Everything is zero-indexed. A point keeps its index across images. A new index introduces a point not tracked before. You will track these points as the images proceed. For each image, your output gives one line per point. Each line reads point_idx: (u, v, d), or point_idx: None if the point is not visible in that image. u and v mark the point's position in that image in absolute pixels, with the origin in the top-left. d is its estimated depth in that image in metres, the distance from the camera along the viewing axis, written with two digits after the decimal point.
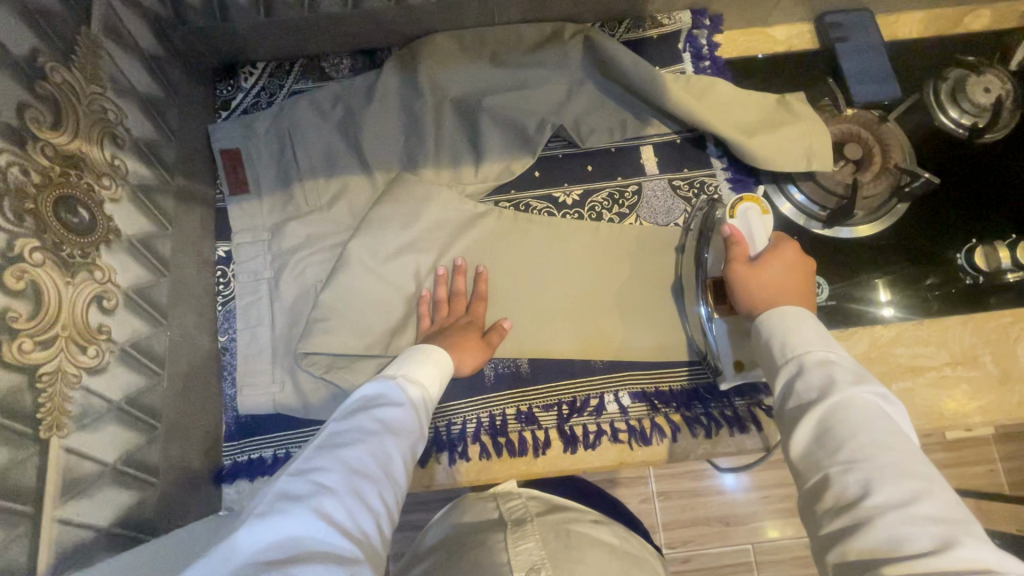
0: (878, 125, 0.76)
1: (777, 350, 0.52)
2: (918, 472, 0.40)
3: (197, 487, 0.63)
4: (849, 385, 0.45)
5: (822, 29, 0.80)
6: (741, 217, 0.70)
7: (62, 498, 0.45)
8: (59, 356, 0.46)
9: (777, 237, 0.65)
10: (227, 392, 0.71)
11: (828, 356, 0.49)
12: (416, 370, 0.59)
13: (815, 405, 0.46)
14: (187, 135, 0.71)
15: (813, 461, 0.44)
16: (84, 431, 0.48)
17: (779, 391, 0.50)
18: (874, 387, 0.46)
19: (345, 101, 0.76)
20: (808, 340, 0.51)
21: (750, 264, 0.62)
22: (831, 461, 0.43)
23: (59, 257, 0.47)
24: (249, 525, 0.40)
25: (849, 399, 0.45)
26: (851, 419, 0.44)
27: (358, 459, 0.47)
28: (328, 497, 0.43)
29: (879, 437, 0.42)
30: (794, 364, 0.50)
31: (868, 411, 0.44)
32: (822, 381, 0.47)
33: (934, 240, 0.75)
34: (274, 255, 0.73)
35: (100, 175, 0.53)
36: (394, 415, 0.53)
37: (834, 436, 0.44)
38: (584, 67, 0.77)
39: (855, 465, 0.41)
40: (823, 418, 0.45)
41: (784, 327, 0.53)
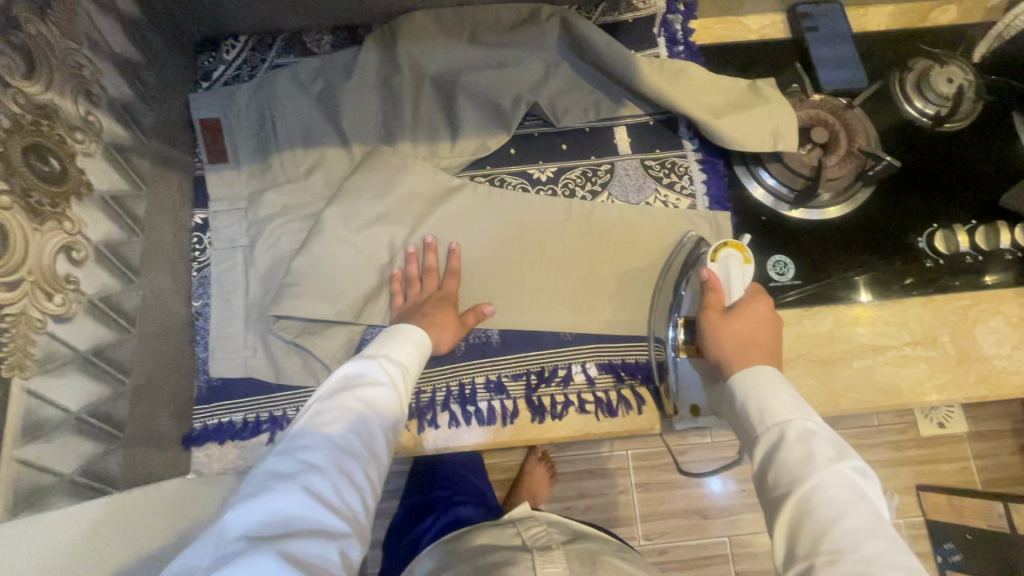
0: (845, 109, 0.77)
1: (757, 419, 0.52)
2: (902, 566, 0.41)
3: (165, 448, 0.64)
4: (830, 463, 0.46)
5: (794, 18, 0.83)
6: (720, 263, 0.68)
7: (23, 438, 0.46)
8: (25, 299, 0.47)
9: (754, 288, 0.67)
10: (198, 356, 0.70)
11: (806, 424, 0.50)
12: (396, 351, 0.59)
13: (796, 486, 0.46)
14: (165, 102, 0.72)
15: (797, 549, 0.44)
16: (48, 375, 0.49)
17: (758, 459, 0.51)
18: (852, 463, 0.46)
19: (325, 75, 0.77)
20: (786, 406, 0.52)
21: (724, 313, 0.64)
22: (817, 551, 0.43)
23: (28, 203, 0.47)
24: (240, 505, 0.42)
25: (829, 478, 0.45)
26: (831, 502, 0.44)
27: (343, 439, 0.48)
28: (314, 476, 0.44)
29: (861, 524, 0.43)
30: (774, 432, 0.50)
31: (848, 493, 0.45)
32: (804, 454, 0.47)
33: (897, 224, 0.77)
34: (250, 224, 0.73)
35: (73, 129, 0.54)
36: (376, 393, 0.53)
37: (816, 524, 0.44)
38: (560, 48, 0.79)
39: (841, 556, 0.42)
40: (805, 502, 0.45)
41: (760, 389, 0.54)
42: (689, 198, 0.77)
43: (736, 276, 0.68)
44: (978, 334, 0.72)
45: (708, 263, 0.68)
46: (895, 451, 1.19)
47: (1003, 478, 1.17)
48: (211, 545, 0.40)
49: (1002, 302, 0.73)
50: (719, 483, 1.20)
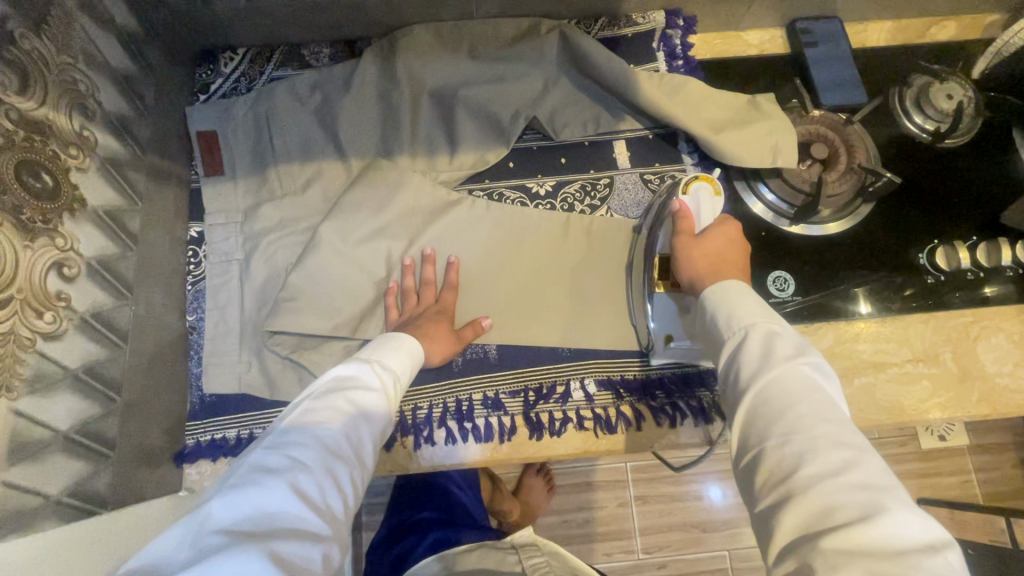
0: (845, 126, 0.77)
1: (722, 321, 0.52)
2: (852, 445, 0.40)
3: (156, 466, 0.63)
4: (789, 359, 0.46)
5: (793, 34, 0.83)
6: (691, 194, 0.68)
7: (10, 460, 0.45)
8: (15, 317, 0.46)
9: (723, 216, 0.67)
10: (192, 371, 0.69)
11: (772, 327, 0.49)
12: (389, 358, 0.58)
13: (753, 379, 0.46)
14: (162, 115, 0.71)
15: (753, 435, 0.44)
16: (37, 395, 0.48)
17: (724, 359, 0.50)
18: (811, 359, 0.46)
19: (323, 88, 0.77)
20: (752, 310, 0.51)
21: (694, 236, 0.63)
22: (768, 434, 0.43)
23: (18, 220, 0.47)
24: (223, 497, 0.40)
25: (787, 372, 0.45)
26: (788, 391, 0.44)
27: (333, 439, 0.47)
28: (302, 474, 0.43)
29: (813, 408, 0.43)
30: (738, 334, 0.50)
31: (804, 385, 0.44)
32: (765, 353, 0.47)
33: (898, 240, 0.76)
34: (246, 237, 0.73)
35: (67, 144, 0.54)
36: (368, 398, 0.52)
37: (769, 409, 0.44)
38: (559, 62, 0.79)
39: (791, 437, 0.42)
40: (762, 394, 0.45)
41: (729, 294, 0.54)
42: None
43: (706, 207, 0.68)
44: (980, 351, 0.72)
45: (677, 195, 0.69)
46: (896, 463, 1.18)
47: (1004, 492, 1.16)
48: (190, 536, 0.38)
49: (1003, 319, 0.73)
50: (720, 495, 1.18)
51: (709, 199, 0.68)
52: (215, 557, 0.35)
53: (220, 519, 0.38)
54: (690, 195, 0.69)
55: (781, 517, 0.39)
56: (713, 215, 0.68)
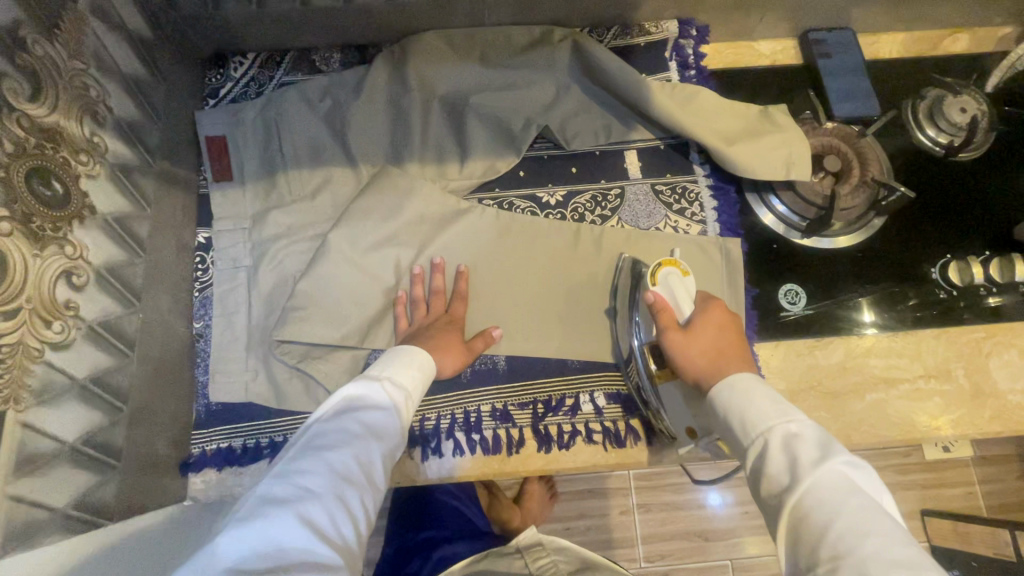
0: (858, 138, 0.76)
1: (740, 430, 0.50)
2: (910, 561, 0.37)
3: (161, 476, 0.62)
4: (818, 462, 0.43)
5: (806, 45, 0.82)
6: (662, 283, 0.63)
7: (17, 473, 0.44)
8: (23, 327, 0.45)
9: (702, 298, 0.63)
10: (198, 379, 0.69)
11: (789, 426, 0.47)
12: (400, 374, 0.57)
13: (788, 493, 0.43)
14: (172, 119, 0.71)
15: (802, 562, 0.41)
16: (45, 406, 0.47)
17: (751, 466, 0.48)
18: (840, 456, 0.43)
19: (333, 94, 0.76)
20: (764, 410, 0.49)
21: (684, 331, 0.59)
22: (817, 560, 0.40)
23: (29, 228, 0.46)
24: (234, 528, 0.39)
25: (819, 478, 0.43)
26: (823, 503, 0.41)
27: (343, 464, 0.47)
28: (312, 504, 0.42)
29: (857, 522, 0.40)
30: (757, 444, 0.48)
31: (840, 490, 0.42)
32: (791, 460, 0.45)
33: (911, 255, 0.75)
34: (254, 244, 0.72)
35: (78, 151, 0.53)
36: (378, 419, 0.52)
37: (812, 530, 0.41)
38: (571, 70, 0.78)
39: (842, 566, 0.39)
40: (799, 506, 0.43)
41: (737, 400, 0.51)
42: (699, 225, 0.76)
43: (681, 292, 0.63)
44: (992, 367, 0.71)
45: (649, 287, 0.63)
46: (900, 474, 1.17)
47: (1008, 504, 1.16)
48: None
49: (1016, 335, 0.72)
50: (718, 498, 1.18)
51: (682, 284, 0.63)
52: None
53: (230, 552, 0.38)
54: (660, 283, 0.63)
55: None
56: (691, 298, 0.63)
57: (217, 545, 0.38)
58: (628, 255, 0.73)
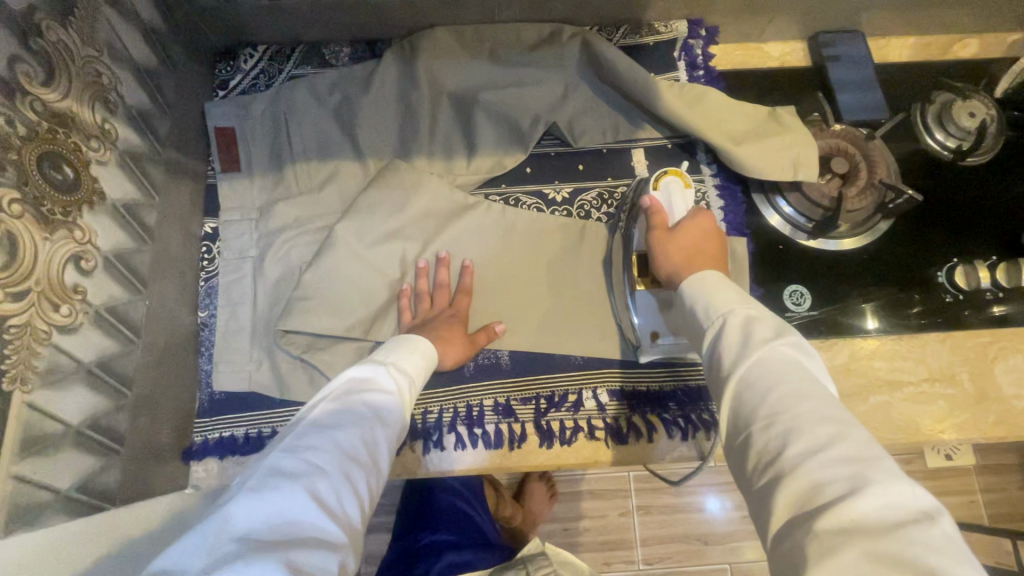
0: (867, 140, 0.76)
1: (700, 313, 0.51)
2: (838, 418, 0.39)
3: (164, 463, 0.62)
4: (768, 339, 0.45)
5: (815, 47, 0.82)
6: (663, 189, 0.68)
7: (21, 454, 0.44)
8: (30, 310, 0.45)
9: (697, 209, 0.66)
10: (202, 368, 0.69)
11: (749, 311, 0.48)
12: (405, 359, 0.58)
13: (737, 365, 0.45)
14: (182, 110, 0.71)
15: (741, 421, 0.43)
16: (51, 389, 0.47)
17: (707, 349, 0.50)
18: (791, 338, 0.45)
19: (342, 87, 0.76)
20: (727, 298, 0.50)
21: (669, 230, 0.63)
22: (753, 419, 0.41)
23: (38, 211, 0.46)
24: (242, 502, 0.39)
25: (768, 353, 0.44)
26: (767, 372, 0.43)
27: (352, 443, 0.46)
28: (321, 479, 0.42)
29: (798, 388, 0.41)
30: (716, 322, 0.49)
31: (786, 364, 0.43)
32: (743, 337, 0.46)
33: (918, 258, 0.75)
34: (261, 234, 0.72)
35: (89, 137, 0.53)
36: (385, 402, 0.52)
37: (754, 394, 0.42)
38: (580, 68, 0.79)
39: (775, 420, 0.40)
40: (746, 376, 0.44)
41: (702, 291, 0.52)
42: None
43: (678, 202, 0.68)
44: (997, 373, 0.71)
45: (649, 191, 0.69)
46: None
47: (1011, 514, 1.15)
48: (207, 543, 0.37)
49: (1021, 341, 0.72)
50: (718, 505, 1.17)
51: (681, 197, 0.68)
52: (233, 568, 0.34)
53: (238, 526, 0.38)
54: (661, 190, 0.69)
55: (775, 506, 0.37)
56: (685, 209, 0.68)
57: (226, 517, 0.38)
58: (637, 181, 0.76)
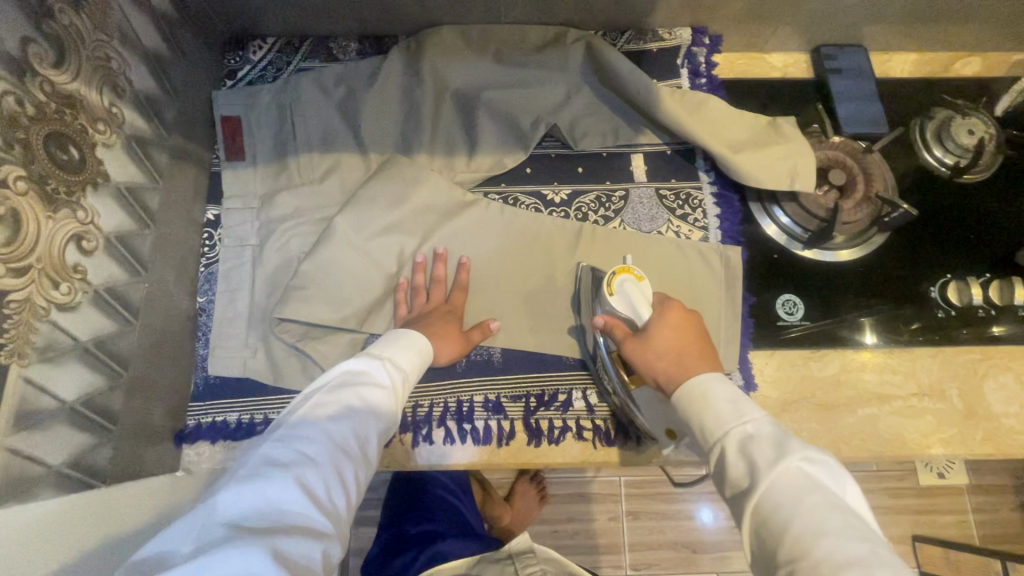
0: (864, 154, 0.76)
1: (702, 435, 0.50)
2: (861, 558, 0.38)
3: (156, 444, 0.63)
4: (773, 463, 0.43)
5: (818, 60, 0.83)
6: (618, 292, 0.64)
7: (16, 426, 0.45)
8: (32, 285, 0.46)
9: (659, 302, 0.63)
10: (198, 352, 0.70)
11: (747, 427, 0.47)
12: (400, 355, 0.58)
13: (749, 499, 0.44)
14: (189, 97, 0.72)
15: (767, 562, 0.42)
16: (47, 364, 0.48)
17: (716, 470, 0.49)
18: (797, 454, 0.43)
19: (347, 81, 0.77)
20: (723, 414, 0.49)
21: (640, 338, 0.60)
22: (777, 564, 0.40)
23: (44, 190, 0.47)
24: (231, 490, 0.40)
25: (775, 478, 0.43)
26: (779, 507, 0.42)
27: (342, 435, 0.47)
28: (310, 470, 0.43)
29: (812, 523, 0.40)
30: (717, 449, 0.48)
31: (795, 491, 0.42)
32: (747, 462, 0.45)
33: (912, 272, 0.75)
34: (262, 223, 0.73)
35: (95, 120, 0.54)
36: (377, 395, 0.53)
37: (771, 533, 0.41)
38: (583, 72, 0.80)
39: (798, 570, 0.39)
40: (758, 511, 0.43)
41: (698, 404, 0.51)
42: (701, 231, 0.77)
43: (638, 297, 0.63)
44: (986, 390, 0.71)
45: (606, 296, 0.64)
46: (893, 498, 1.17)
47: (1000, 534, 1.15)
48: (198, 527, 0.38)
49: (1012, 359, 0.72)
50: (712, 517, 1.18)
51: (636, 290, 0.64)
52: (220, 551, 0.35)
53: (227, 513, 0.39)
54: (618, 293, 0.64)
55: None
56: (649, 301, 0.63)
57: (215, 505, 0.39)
58: (588, 264, 0.73)
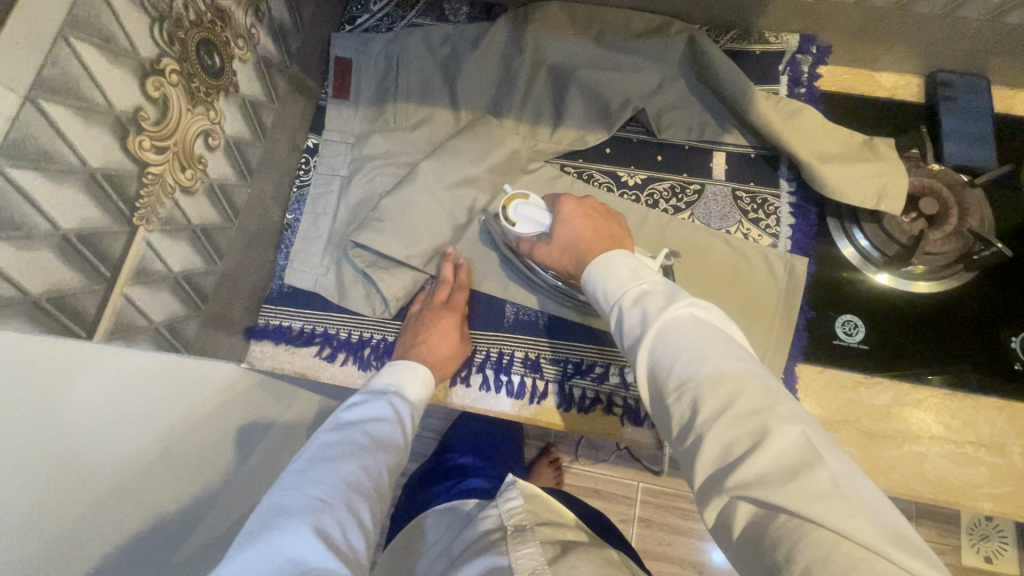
0: (965, 186, 0.71)
1: (604, 300, 0.52)
2: (736, 375, 0.41)
3: (231, 334, 0.71)
4: (663, 310, 0.47)
5: (932, 85, 0.79)
6: (519, 218, 0.65)
7: (132, 280, 0.53)
8: (166, 165, 0.54)
9: (555, 200, 0.65)
10: (278, 262, 0.77)
11: (642, 288, 0.50)
12: (405, 386, 0.62)
13: (641, 345, 0.46)
14: (313, 34, 0.80)
15: (659, 394, 0.45)
16: (164, 235, 0.56)
17: (615, 329, 0.51)
18: (683, 301, 0.47)
19: (453, 42, 0.82)
20: (624, 277, 0.51)
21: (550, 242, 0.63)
22: (666, 392, 0.44)
23: (189, 85, 0.55)
24: (242, 549, 0.42)
25: (668, 318, 0.46)
26: (668, 347, 0.45)
27: (348, 474, 0.50)
28: (321, 514, 0.46)
29: (699, 349, 0.43)
30: (617, 310, 0.50)
31: (683, 329, 0.45)
32: (643, 318, 0.48)
33: (993, 319, 0.71)
34: (353, 158, 0.80)
35: (238, 36, 0.62)
36: (382, 431, 0.56)
37: (664, 368, 0.44)
38: (681, 64, 0.80)
39: (685, 390, 0.42)
40: (654, 351, 0.46)
41: (603, 270, 0.53)
42: (771, 237, 0.76)
43: (536, 214, 0.65)
44: None
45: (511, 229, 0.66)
46: None
47: None
48: None
49: None
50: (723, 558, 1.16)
51: (532, 206, 0.65)
52: None
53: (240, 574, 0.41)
54: (518, 219, 0.65)
55: (697, 471, 0.40)
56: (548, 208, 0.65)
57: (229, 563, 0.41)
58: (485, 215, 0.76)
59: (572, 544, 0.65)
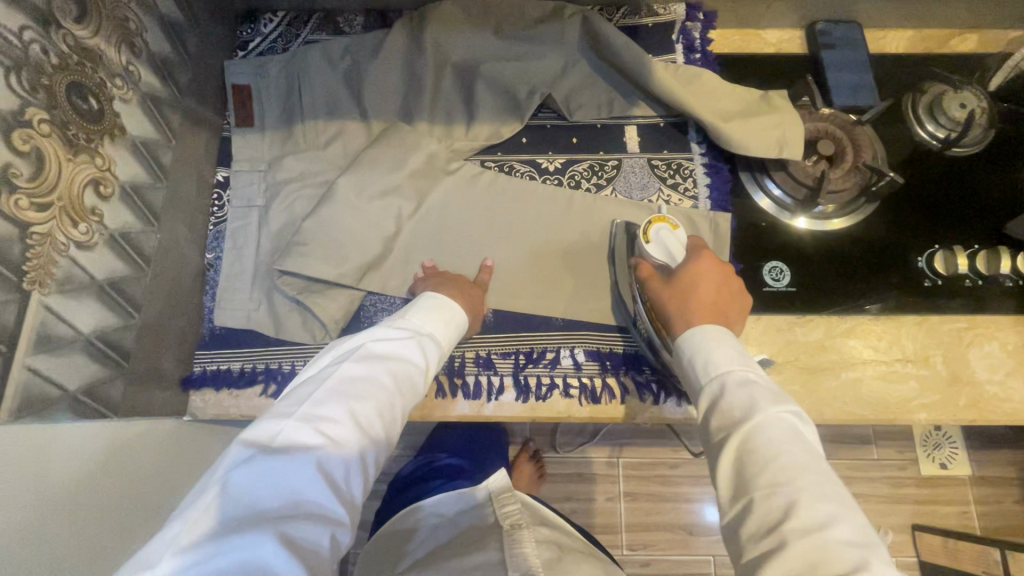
0: (854, 125, 0.77)
1: (702, 369, 0.54)
2: (838, 497, 0.43)
3: (165, 388, 0.67)
4: (772, 404, 0.48)
5: (812, 35, 0.84)
6: (653, 240, 0.69)
7: (34, 349, 0.49)
8: (53, 222, 0.50)
9: (693, 244, 0.69)
10: (205, 305, 0.74)
11: (748, 375, 0.51)
12: (435, 329, 0.62)
13: (740, 424, 0.47)
14: (202, 65, 0.77)
15: (742, 482, 0.45)
16: (65, 296, 0.52)
17: (705, 402, 0.52)
18: (793, 406, 0.48)
19: (352, 52, 0.81)
20: (728, 357, 0.53)
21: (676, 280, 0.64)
22: (757, 485, 0.44)
23: (65, 134, 0.52)
24: (253, 463, 0.42)
25: (774, 413, 0.47)
26: (770, 442, 0.45)
27: (366, 414, 0.50)
28: (334, 451, 0.46)
29: (802, 457, 0.44)
30: (713, 383, 0.52)
31: (786, 430, 0.46)
32: (746, 401, 0.49)
33: (900, 244, 0.76)
34: (268, 185, 0.77)
35: (114, 76, 0.59)
36: (405, 373, 0.55)
37: (759, 460, 0.45)
38: (580, 45, 0.82)
39: (776, 491, 0.43)
40: (748, 439, 0.46)
41: (707, 340, 0.55)
42: (691, 200, 0.79)
43: (671, 243, 0.69)
44: (971, 357, 0.72)
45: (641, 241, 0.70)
46: (892, 487, 1.20)
47: (1004, 526, 1.18)
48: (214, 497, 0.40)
49: (998, 328, 0.73)
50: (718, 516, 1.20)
51: (672, 236, 0.69)
52: (236, 538, 0.38)
53: (241, 490, 0.41)
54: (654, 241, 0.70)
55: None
56: (680, 247, 0.69)
57: (237, 476, 0.41)
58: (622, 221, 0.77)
59: (564, 550, 0.65)
